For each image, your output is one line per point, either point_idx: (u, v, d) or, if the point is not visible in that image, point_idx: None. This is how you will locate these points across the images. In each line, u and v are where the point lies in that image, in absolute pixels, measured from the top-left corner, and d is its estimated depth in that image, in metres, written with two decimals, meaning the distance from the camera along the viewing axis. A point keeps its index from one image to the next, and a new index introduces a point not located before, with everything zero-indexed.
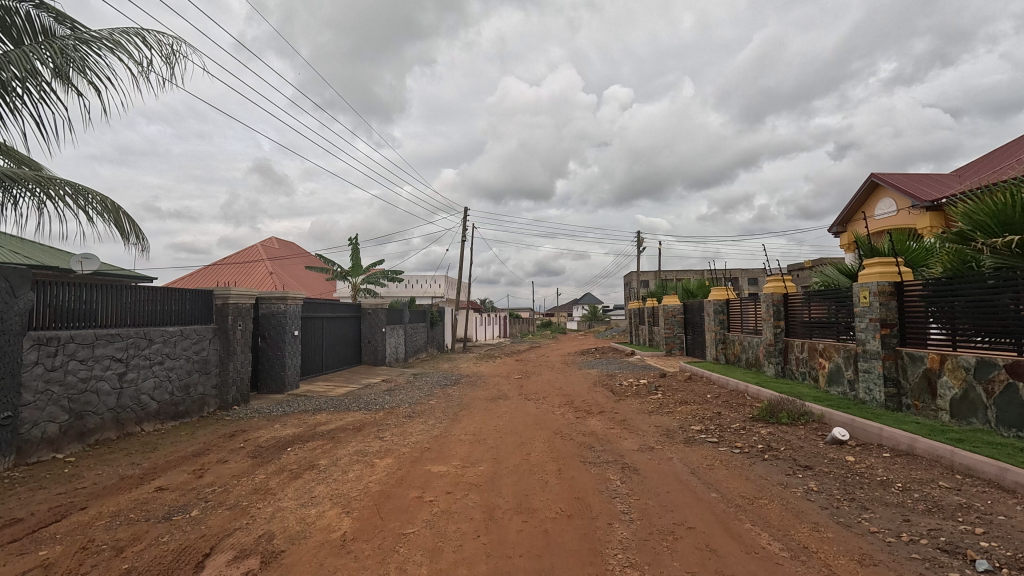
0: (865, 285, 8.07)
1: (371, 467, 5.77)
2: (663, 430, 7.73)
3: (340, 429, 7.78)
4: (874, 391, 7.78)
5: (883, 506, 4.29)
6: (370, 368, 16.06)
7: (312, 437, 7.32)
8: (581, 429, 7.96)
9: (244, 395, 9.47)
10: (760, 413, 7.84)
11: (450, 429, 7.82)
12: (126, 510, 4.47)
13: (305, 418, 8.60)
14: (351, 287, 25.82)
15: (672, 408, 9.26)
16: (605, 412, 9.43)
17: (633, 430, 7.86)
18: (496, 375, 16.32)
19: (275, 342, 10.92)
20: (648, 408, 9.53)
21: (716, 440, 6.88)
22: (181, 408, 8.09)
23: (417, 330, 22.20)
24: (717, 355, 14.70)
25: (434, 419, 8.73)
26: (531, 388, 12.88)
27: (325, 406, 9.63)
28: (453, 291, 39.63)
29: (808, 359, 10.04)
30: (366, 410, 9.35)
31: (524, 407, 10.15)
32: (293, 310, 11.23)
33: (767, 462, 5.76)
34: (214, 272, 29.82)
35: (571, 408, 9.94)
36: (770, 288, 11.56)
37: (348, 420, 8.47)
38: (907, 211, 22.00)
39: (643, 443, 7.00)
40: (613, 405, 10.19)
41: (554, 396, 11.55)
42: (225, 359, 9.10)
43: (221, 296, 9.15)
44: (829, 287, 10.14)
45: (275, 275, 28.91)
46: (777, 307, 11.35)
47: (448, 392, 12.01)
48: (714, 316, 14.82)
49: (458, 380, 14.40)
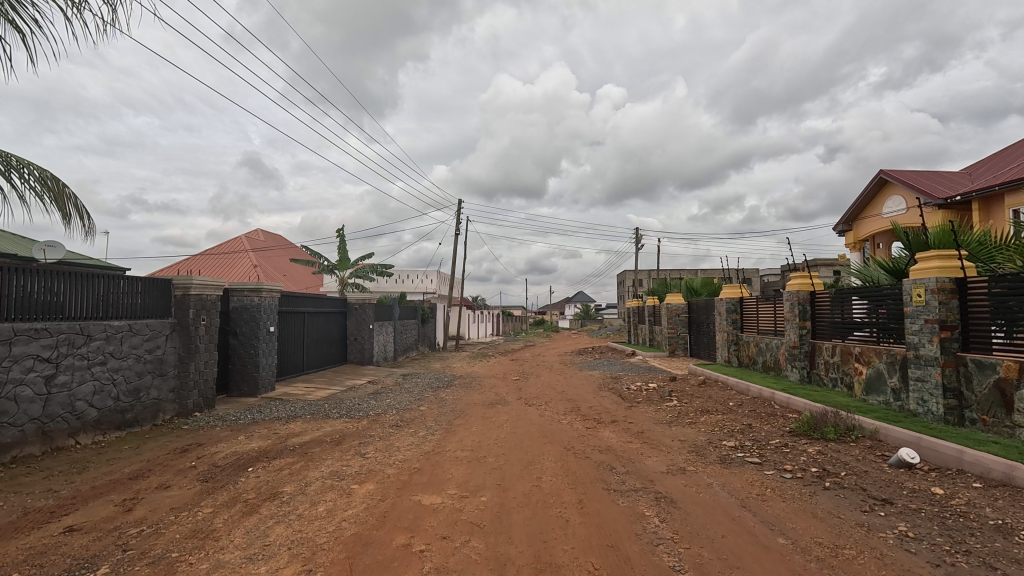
0: (920, 282, 7.07)
1: (347, 496, 4.66)
2: (691, 446, 6.69)
3: (315, 443, 6.65)
4: (929, 403, 6.82)
5: (1016, 565, 3.28)
6: (356, 368, 14.90)
7: (280, 453, 6.17)
8: (596, 444, 6.89)
9: (209, 399, 8.29)
10: (799, 427, 6.86)
11: (443, 443, 6.71)
12: (12, 565, 3.33)
13: (276, 427, 7.45)
14: (339, 282, 24.59)
15: (694, 417, 8.26)
16: (619, 422, 8.39)
17: (656, 446, 6.82)
18: (492, 376, 15.21)
19: (248, 339, 9.75)
20: (666, 417, 8.51)
21: (758, 461, 5.86)
22: (129, 416, 6.92)
23: (407, 327, 21.07)
24: (729, 357, 13.73)
25: (426, 429, 7.61)
26: (532, 392, 11.79)
27: (300, 413, 8.47)
28: (445, 287, 38.47)
29: (842, 364, 9.10)
30: (347, 418, 8.22)
31: (527, 414, 9.07)
32: (268, 304, 10.06)
33: (832, 493, 4.73)
34: (195, 264, 28.41)
35: (579, 416, 8.88)
36: (795, 285, 10.56)
37: (325, 431, 7.33)
38: (917, 209, 21.27)
39: (673, 464, 5.95)
40: (625, 412, 9.14)
41: (558, 401, 10.48)
42: (186, 358, 7.91)
43: (182, 286, 7.96)
44: (868, 284, 9.15)
45: (260, 269, 27.58)
46: (803, 306, 10.36)
47: (440, 396, 10.89)
48: (727, 316, 13.83)
49: (451, 382, 13.27)
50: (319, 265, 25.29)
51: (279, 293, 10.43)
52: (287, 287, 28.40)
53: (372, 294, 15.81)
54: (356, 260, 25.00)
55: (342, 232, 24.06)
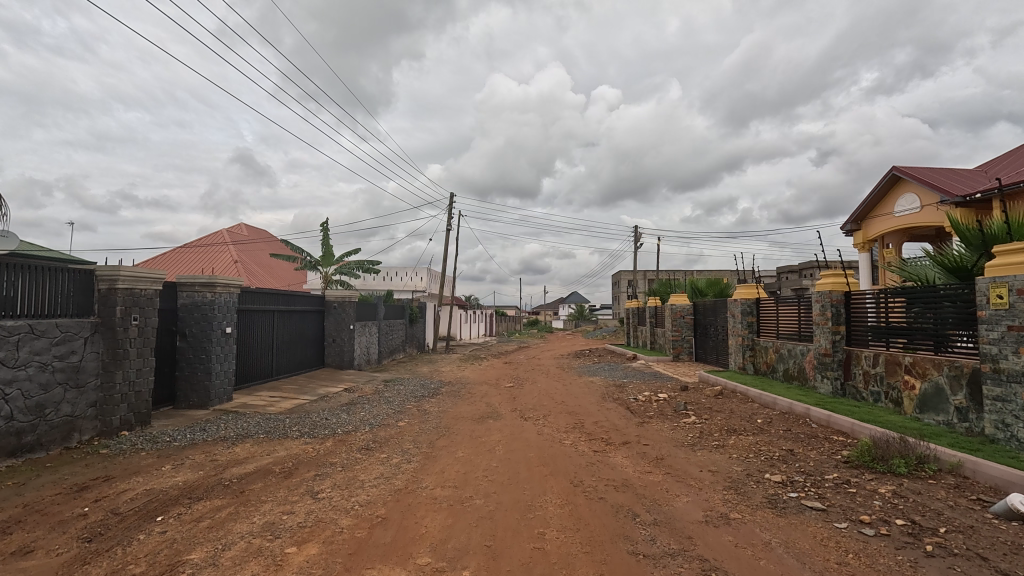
0: (1002, 280, 5.84)
1: (274, 570, 3.33)
2: (727, 482, 5.40)
3: (259, 476, 5.31)
4: (1013, 427, 5.60)
5: None
6: (334, 373, 13.51)
7: (209, 491, 4.82)
8: (610, 477, 5.58)
9: (142, 415, 6.88)
10: (857, 456, 5.62)
11: (419, 477, 5.37)
12: None
13: (216, 451, 6.08)
14: (322, 278, 23.17)
15: (720, 439, 6.99)
16: (632, 443, 7.10)
17: (683, 480, 5.51)
18: (484, 382, 13.90)
19: (200, 342, 8.39)
20: (686, 437, 7.25)
21: (820, 504, 4.59)
22: (27, 439, 5.53)
23: (394, 327, 19.72)
24: (744, 364, 12.52)
25: (402, 454, 6.31)
26: (528, 403, 10.47)
27: (254, 431, 7.10)
28: (437, 286, 37.10)
29: (887, 376, 7.89)
30: (310, 439, 6.88)
31: (523, 432, 7.80)
32: (224, 301, 8.72)
33: (943, 565, 3.47)
34: (172, 258, 26.81)
35: (583, 435, 7.61)
36: (826, 284, 9.33)
37: (277, 458, 5.98)
38: (934, 207, 20.28)
39: (711, 509, 4.66)
40: (637, 430, 7.87)
41: (558, 415, 9.22)
42: (111, 366, 6.52)
43: (108, 279, 6.58)
44: (921, 284, 7.94)
45: (241, 264, 26.07)
46: (837, 308, 9.12)
47: (424, 407, 9.57)
48: (741, 319, 12.60)
49: (438, 390, 11.91)
50: (301, 260, 23.84)
51: (238, 290, 9.09)
52: (269, 283, 26.91)
53: (352, 291, 14.45)
54: (341, 256, 23.58)
55: (325, 227, 22.62)
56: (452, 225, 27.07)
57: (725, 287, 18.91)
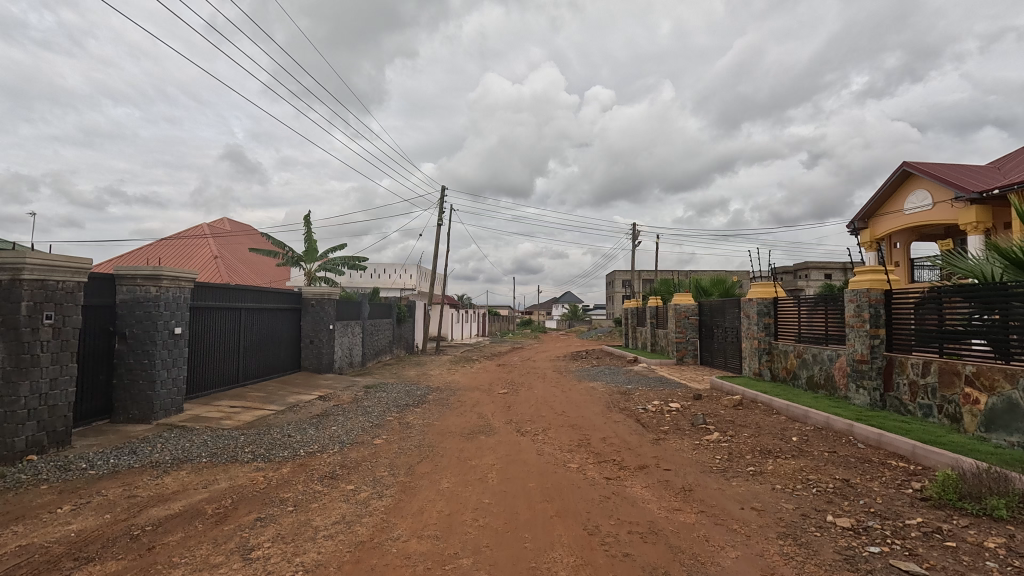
0: None
1: None
2: (780, 527, 4.27)
3: (181, 522, 4.09)
4: None
5: None
6: (310, 378, 12.26)
7: (105, 549, 3.61)
8: (632, 519, 4.43)
9: (59, 435, 5.65)
10: (939, 492, 4.51)
11: (390, 523, 4.18)
12: None
13: (138, 483, 4.85)
14: (305, 274, 21.87)
15: (756, 463, 5.88)
16: (651, 468, 5.96)
17: (724, 524, 4.38)
18: (476, 388, 12.69)
19: (141, 345, 7.14)
20: (713, 460, 6.13)
21: (917, 568, 3.46)
22: None
23: (379, 327, 18.50)
24: (760, 370, 11.47)
25: (373, 485, 5.12)
26: (525, 413, 9.33)
27: (196, 452, 5.87)
28: (427, 284, 35.87)
29: (941, 388, 6.82)
30: (264, 464, 5.67)
31: (521, 453, 6.65)
32: (171, 297, 7.49)
33: None
34: (147, 253, 25.38)
35: (593, 458, 6.46)
36: (864, 282, 8.25)
37: (214, 492, 4.76)
38: (947, 203, 19.33)
39: (772, 572, 3.52)
40: (653, 450, 6.74)
41: (560, 429, 8.09)
42: (14, 375, 5.28)
43: (10, 268, 5.34)
44: (982, 279, 6.83)
45: (220, 260, 24.69)
46: (876, 309, 8.04)
47: (406, 420, 8.35)
48: (758, 320, 11.54)
49: (424, 398, 10.70)
50: (283, 255, 22.51)
51: (190, 284, 7.86)
52: (250, 280, 25.57)
53: (332, 288, 13.22)
54: (325, 251, 22.28)
55: (308, 220, 21.32)
56: (443, 221, 25.82)
57: (731, 286, 17.88)
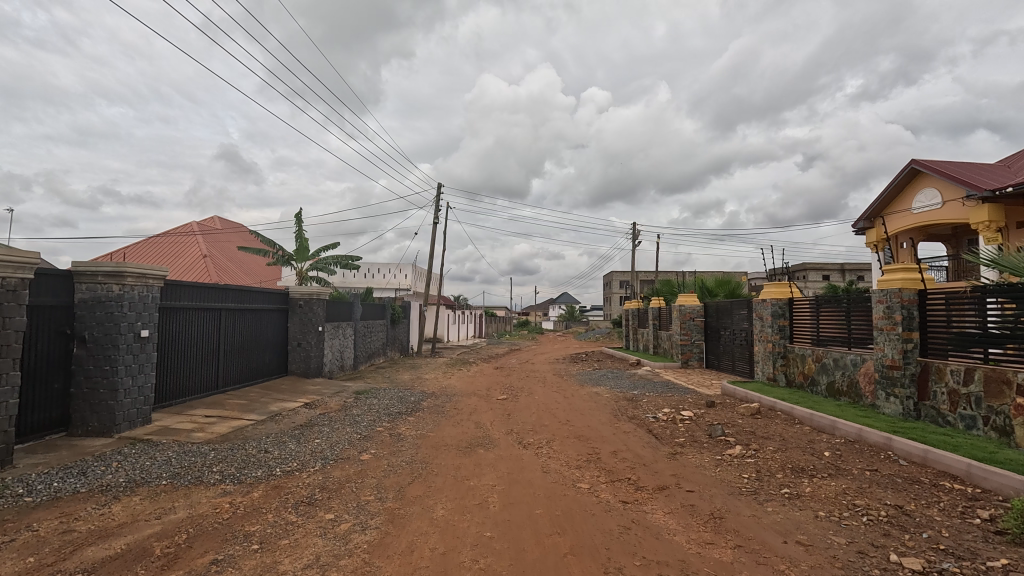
0: None
1: None
2: (836, 568, 3.60)
3: (119, 567, 3.38)
4: None
5: None
6: (297, 383, 11.53)
7: None
8: (659, 558, 3.76)
9: None
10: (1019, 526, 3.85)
11: (373, 566, 3.48)
12: None
13: (78, 514, 4.13)
14: (296, 274, 21.12)
15: (790, 484, 5.22)
16: (671, 489, 5.30)
17: (768, 564, 3.71)
18: (473, 394, 12.00)
19: (103, 350, 6.43)
20: (740, 479, 5.48)
21: None
22: None
23: (373, 328, 17.79)
24: (774, 375, 10.84)
25: (357, 514, 4.42)
26: (526, 423, 8.66)
27: (156, 473, 5.14)
28: (422, 284, 35.17)
29: (988, 398, 6.18)
30: (232, 487, 4.95)
31: (524, 470, 5.98)
32: (138, 297, 6.79)
33: None
34: (134, 251, 24.57)
35: (605, 477, 5.79)
36: (895, 281, 7.58)
37: (168, 525, 4.04)
38: (958, 202, 18.80)
39: None
40: (671, 467, 6.07)
41: (565, 441, 7.42)
42: None
43: None
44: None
45: (210, 259, 23.89)
46: (908, 310, 7.39)
47: (397, 431, 7.67)
48: (772, 323, 10.90)
49: (417, 405, 9.99)
50: (274, 254, 21.75)
51: (160, 282, 7.18)
52: (241, 280, 24.79)
53: (322, 288, 12.52)
54: (316, 250, 21.55)
55: (299, 217, 20.59)
56: (439, 219, 25.13)
57: (736, 287, 17.29)
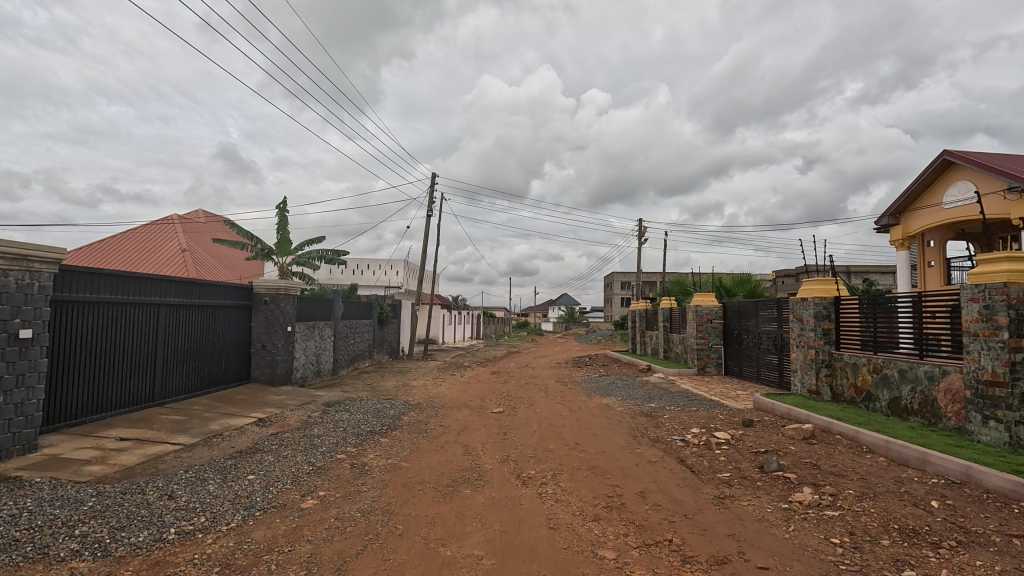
0: None
1: None
2: None
3: None
4: None
5: None
6: (258, 392, 9.91)
7: None
8: None
9: None
10: None
11: None
12: None
13: None
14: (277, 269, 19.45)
15: (910, 560, 3.60)
16: (736, 566, 3.67)
17: None
18: (463, 406, 10.37)
19: None
20: (832, 550, 3.85)
21: None
22: None
23: (357, 329, 16.17)
24: (816, 388, 9.23)
25: None
26: (525, 447, 7.04)
27: None
28: (416, 284, 33.51)
29: None
30: (84, 567, 3.28)
31: (523, 527, 4.33)
32: (13, 287, 5.15)
33: None
34: (109, 244, 22.90)
35: (637, 541, 4.13)
36: (997, 272, 5.90)
37: None
38: (997, 195, 17.17)
39: None
40: (726, 523, 4.42)
41: (577, 475, 5.79)
42: None
43: None
44: None
45: (188, 254, 22.22)
46: (1017, 310, 5.75)
47: (362, 461, 6.03)
48: (816, 327, 9.27)
49: (395, 422, 8.35)
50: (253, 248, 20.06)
51: (54, 268, 5.57)
52: (222, 276, 23.11)
53: (293, 282, 10.85)
54: (299, 243, 19.85)
55: (281, 207, 18.89)
56: (433, 212, 23.43)
57: (757, 286, 15.69)
